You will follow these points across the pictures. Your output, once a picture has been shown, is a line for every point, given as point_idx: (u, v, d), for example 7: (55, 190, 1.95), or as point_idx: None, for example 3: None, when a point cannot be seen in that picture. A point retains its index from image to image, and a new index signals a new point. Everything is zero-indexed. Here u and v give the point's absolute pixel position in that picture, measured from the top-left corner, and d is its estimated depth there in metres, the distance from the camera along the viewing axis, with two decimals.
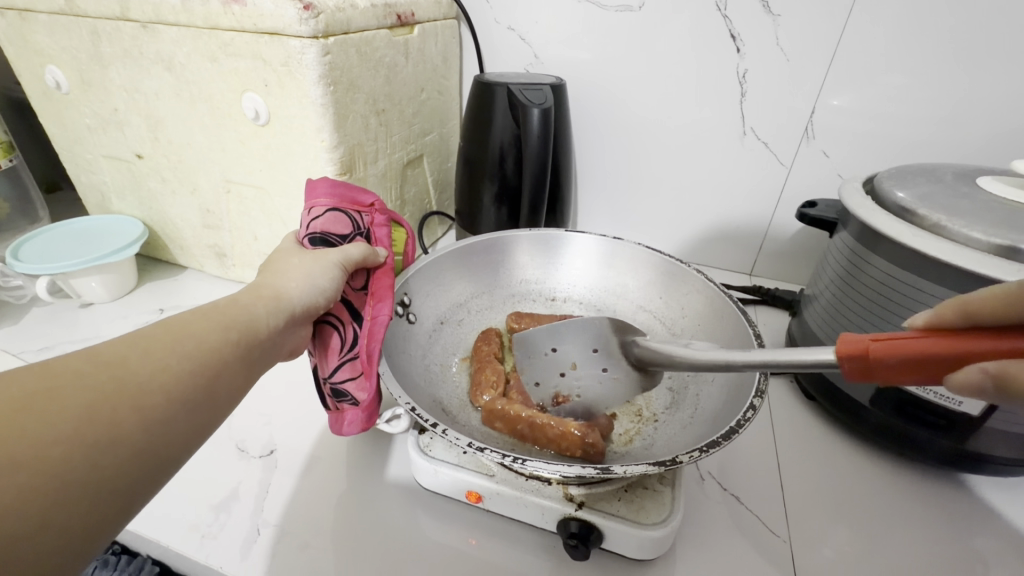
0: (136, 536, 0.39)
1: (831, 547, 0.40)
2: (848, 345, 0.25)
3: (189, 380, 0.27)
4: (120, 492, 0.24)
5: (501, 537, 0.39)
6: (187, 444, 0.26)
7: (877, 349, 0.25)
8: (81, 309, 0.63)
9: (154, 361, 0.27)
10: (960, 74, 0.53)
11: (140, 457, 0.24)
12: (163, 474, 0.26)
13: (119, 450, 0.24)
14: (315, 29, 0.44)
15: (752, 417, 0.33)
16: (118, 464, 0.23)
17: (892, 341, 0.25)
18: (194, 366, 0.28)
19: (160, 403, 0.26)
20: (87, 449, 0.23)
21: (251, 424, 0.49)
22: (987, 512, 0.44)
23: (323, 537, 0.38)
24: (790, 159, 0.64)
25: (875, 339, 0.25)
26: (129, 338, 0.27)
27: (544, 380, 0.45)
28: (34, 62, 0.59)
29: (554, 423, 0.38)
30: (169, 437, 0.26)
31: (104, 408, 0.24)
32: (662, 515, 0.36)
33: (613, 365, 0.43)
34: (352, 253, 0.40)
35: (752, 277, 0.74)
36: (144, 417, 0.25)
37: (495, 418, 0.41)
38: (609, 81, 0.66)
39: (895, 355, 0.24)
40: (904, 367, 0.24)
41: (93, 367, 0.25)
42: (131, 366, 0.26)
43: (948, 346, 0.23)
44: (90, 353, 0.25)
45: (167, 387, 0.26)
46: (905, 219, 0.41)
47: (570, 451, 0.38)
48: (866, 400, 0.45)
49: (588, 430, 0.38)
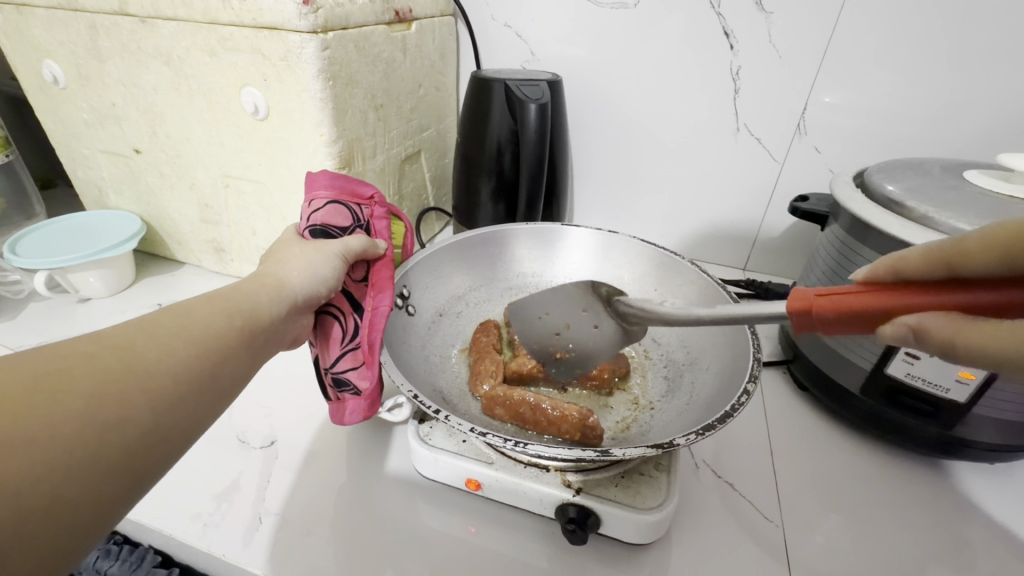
0: (137, 525, 0.39)
1: (822, 533, 0.41)
2: (796, 301, 0.26)
3: (195, 365, 0.28)
4: (130, 471, 0.24)
5: (500, 524, 0.40)
6: (193, 427, 0.27)
7: (819, 305, 0.25)
8: (79, 304, 0.63)
9: (161, 346, 0.27)
10: (948, 71, 0.55)
11: (149, 438, 0.25)
12: (172, 455, 0.26)
13: (128, 431, 0.24)
14: (314, 24, 0.44)
15: (746, 401, 0.34)
16: (127, 444, 0.24)
17: (835, 297, 0.25)
18: (199, 350, 0.28)
19: (168, 386, 0.26)
20: (97, 428, 0.23)
21: (252, 416, 0.49)
22: (973, 498, 0.45)
23: (324, 525, 0.39)
24: (782, 154, 0.65)
25: (819, 295, 0.26)
26: (138, 322, 0.28)
27: (541, 341, 0.46)
28: (31, 57, 0.59)
29: (555, 406, 0.39)
30: (177, 419, 0.26)
31: (114, 390, 0.24)
32: (658, 499, 0.37)
33: (601, 318, 0.44)
34: (353, 244, 0.41)
35: (746, 271, 0.75)
36: (153, 399, 0.25)
37: (495, 403, 0.41)
38: (604, 78, 0.67)
39: (835, 311, 0.25)
40: (845, 320, 0.25)
41: (102, 350, 0.25)
42: (138, 350, 0.26)
43: (882, 301, 0.24)
44: (98, 337, 0.26)
45: (174, 371, 0.27)
46: (895, 211, 0.42)
47: (570, 433, 0.39)
48: (856, 389, 0.46)
49: (588, 414, 0.39)
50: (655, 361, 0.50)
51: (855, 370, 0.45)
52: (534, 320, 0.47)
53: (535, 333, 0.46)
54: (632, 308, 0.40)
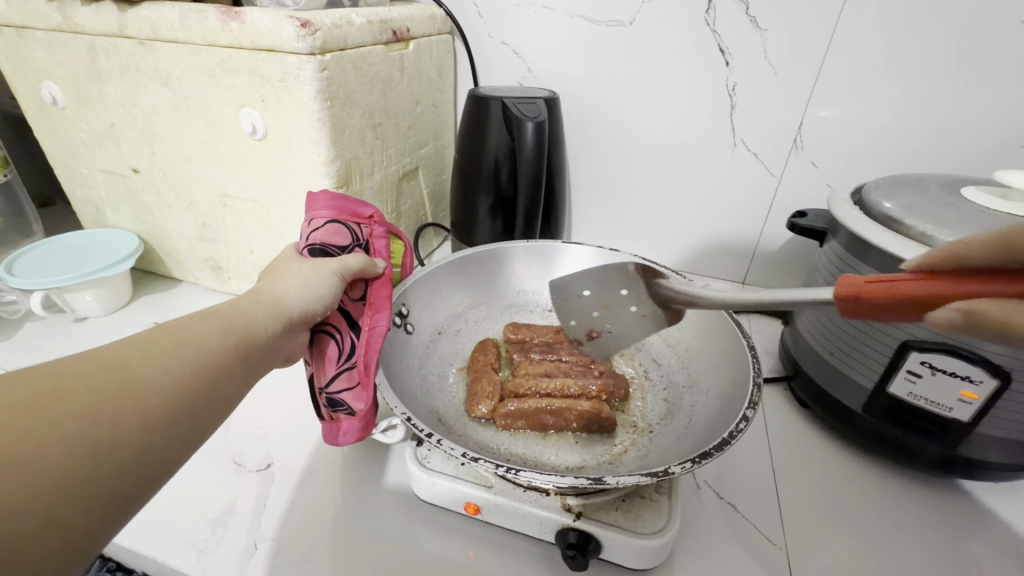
0: (130, 552, 0.38)
1: (827, 555, 0.40)
2: (843, 287, 0.27)
3: (189, 382, 0.28)
4: (120, 493, 0.24)
5: (498, 549, 0.39)
6: (186, 446, 0.27)
7: (868, 290, 0.27)
8: (75, 323, 0.62)
9: (156, 363, 0.27)
10: (943, 89, 0.55)
11: (141, 457, 0.24)
12: (163, 475, 0.26)
13: (121, 452, 0.24)
14: (312, 46, 0.45)
15: (745, 427, 0.34)
16: (119, 463, 0.24)
17: (882, 283, 0.26)
18: (194, 368, 0.28)
19: (161, 404, 0.26)
20: (91, 448, 0.23)
21: (248, 437, 0.48)
22: (980, 519, 0.45)
23: (321, 551, 0.38)
24: (780, 169, 0.65)
25: (869, 282, 0.27)
26: (132, 340, 0.28)
27: (579, 320, 0.52)
28: (31, 77, 0.59)
29: (572, 406, 0.42)
30: (171, 438, 0.26)
31: (107, 409, 0.24)
32: (659, 523, 0.36)
33: (639, 299, 0.47)
34: (352, 264, 0.40)
35: (745, 285, 0.75)
36: (147, 418, 0.25)
37: (514, 418, 0.43)
38: (601, 95, 0.68)
39: (882, 297, 0.26)
40: (891, 305, 0.26)
41: (94, 368, 0.25)
42: (133, 368, 0.26)
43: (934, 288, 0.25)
44: (93, 355, 0.26)
45: (169, 389, 0.27)
46: (893, 228, 0.42)
47: (589, 425, 0.42)
48: (858, 408, 0.46)
49: (601, 406, 0.43)
50: (655, 382, 0.49)
51: (856, 388, 0.45)
52: (573, 298, 0.52)
53: (575, 314, 0.52)
54: (673, 289, 0.42)
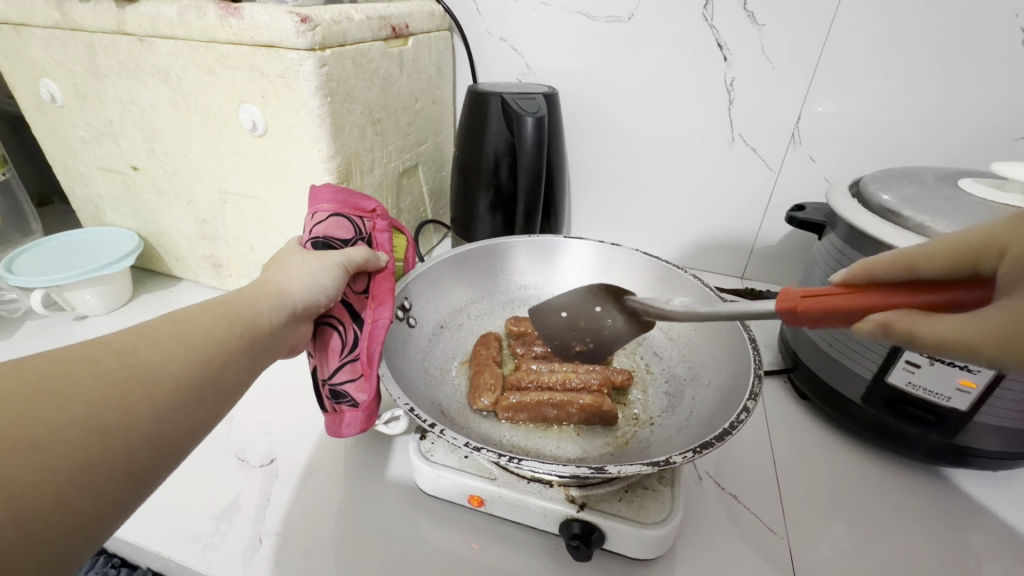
0: (134, 547, 0.39)
1: (828, 544, 0.41)
2: (783, 301, 0.28)
3: (196, 370, 0.28)
4: (129, 477, 0.24)
5: (502, 541, 0.39)
6: (194, 433, 0.27)
7: (806, 303, 0.27)
8: (75, 321, 0.62)
9: (163, 351, 0.27)
10: (940, 82, 0.55)
11: (150, 442, 0.25)
12: (170, 461, 0.26)
13: (129, 437, 0.24)
14: (312, 42, 0.45)
15: (746, 418, 0.34)
16: (128, 449, 0.24)
17: (820, 296, 0.27)
18: (200, 356, 0.28)
19: (169, 391, 0.26)
20: (99, 434, 0.23)
21: (250, 433, 0.48)
22: (977, 508, 0.45)
23: (325, 544, 0.38)
24: (778, 163, 0.65)
25: (804, 296, 0.27)
26: (138, 329, 0.28)
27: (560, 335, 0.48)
28: (29, 75, 0.59)
29: (574, 399, 0.43)
30: (178, 425, 0.26)
31: (116, 395, 0.24)
32: (662, 514, 0.36)
33: (613, 314, 0.44)
34: (355, 256, 0.41)
35: (743, 279, 0.75)
36: (156, 405, 0.25)
37: (516, 410, 0.43)
38: (601, 91, 0.68)
39: (820, 309, 0.27)
40: (830, 318, 0.27)
41: (103, 354, 0.25)
42: (140, 356, 0.26)
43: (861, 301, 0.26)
44: (101, 342, 0.26)
45: (175, 376, 0.27)
46: (890, 220, 0.42)
47: (591, 418, 0.43)
48: (857, 398, 0.46)
49: (604, 400, 0.43)
50: (656, 376, 0.49)
51: (856, 379, 0.45)
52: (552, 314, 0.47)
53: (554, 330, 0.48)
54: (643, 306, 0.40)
